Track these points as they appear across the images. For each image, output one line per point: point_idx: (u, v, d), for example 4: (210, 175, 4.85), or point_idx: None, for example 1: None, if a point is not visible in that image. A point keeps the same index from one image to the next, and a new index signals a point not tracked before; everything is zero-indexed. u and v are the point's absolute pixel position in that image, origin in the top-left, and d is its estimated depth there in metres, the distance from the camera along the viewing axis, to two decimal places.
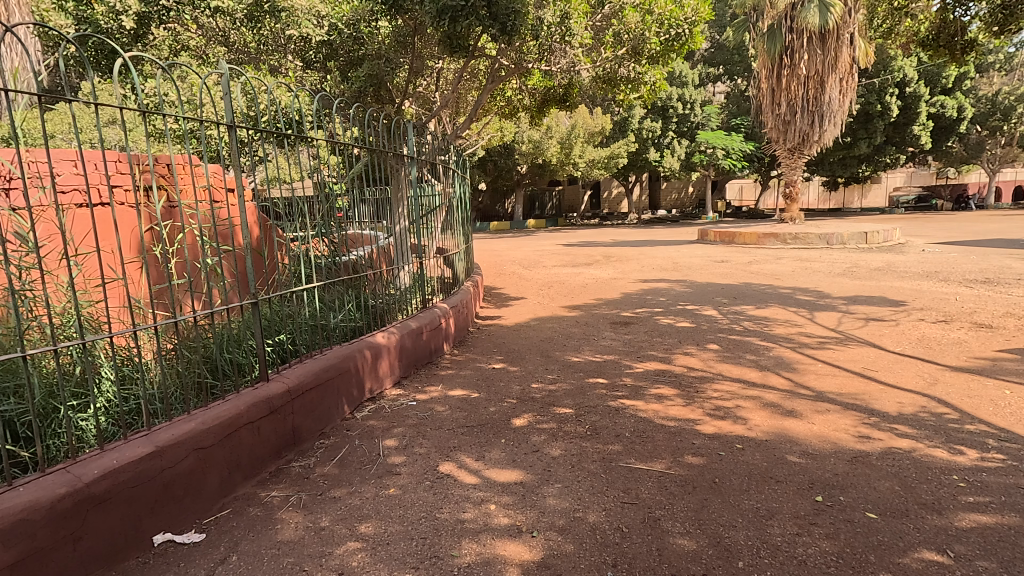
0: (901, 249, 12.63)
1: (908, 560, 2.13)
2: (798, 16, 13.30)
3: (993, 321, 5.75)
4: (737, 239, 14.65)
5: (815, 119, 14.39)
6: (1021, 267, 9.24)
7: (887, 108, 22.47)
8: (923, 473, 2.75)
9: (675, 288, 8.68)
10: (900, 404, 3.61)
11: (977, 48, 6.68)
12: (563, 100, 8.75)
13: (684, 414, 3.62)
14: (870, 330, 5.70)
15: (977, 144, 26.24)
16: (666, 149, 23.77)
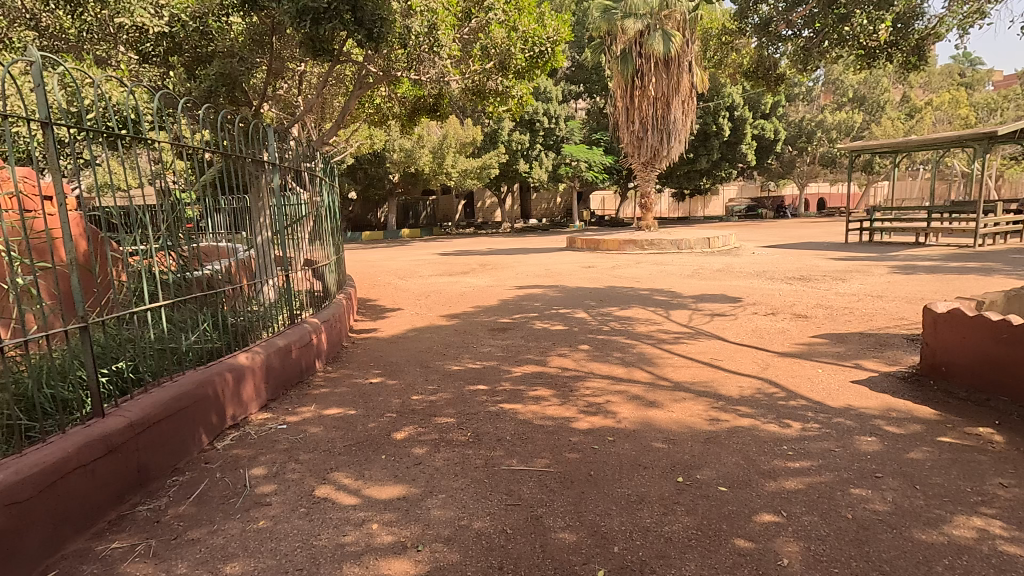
0: (737, 252, 14.41)
1: (753, 524, 2.43)
2: (645, 43, 14.71)
3: (807, 312, 6.79)
4: (602, 245, 15.71)
5: (664, 136, 15.94)
6: (826, 265, 11.04)
7: (720, 129, 25.72)
8: (760, 446, 3.16)
9: (548, 293, 9.06)
10: (741, 388, 4.12)
11: (785, 82, 7.89)
12: (434, 110, 8.75)
13: (560, 413, 3.80)
14: (715, 324, 6.43)
15: (789, 162, 30.81)
16: (534, 161, 24.77)
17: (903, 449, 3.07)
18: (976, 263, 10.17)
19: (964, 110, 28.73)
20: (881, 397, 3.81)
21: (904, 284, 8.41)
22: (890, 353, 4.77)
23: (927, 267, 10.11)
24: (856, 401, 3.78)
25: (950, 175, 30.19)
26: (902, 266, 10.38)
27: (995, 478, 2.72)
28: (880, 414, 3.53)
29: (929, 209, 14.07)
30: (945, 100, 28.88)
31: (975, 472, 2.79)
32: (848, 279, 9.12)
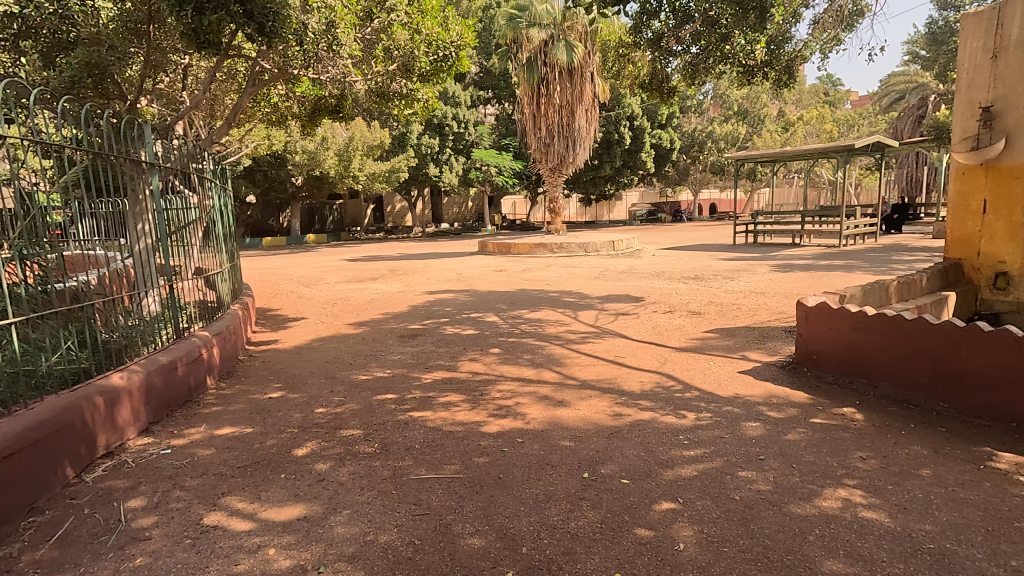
0: (639, 254, 15.19)
1: (653, 512, 2.55)
2: (549, 53, 15.16)
3: (701, 309, 7.30)
4: (512, 249, 15.94)
5: (569, 143, 16.50)
6: (717, 266, 11.93)
7: (622, 137, 27.06)
8: (659, 437, 3.34)
9: (459, 298, 9.03)
10: (641, 383, 4.34)
11: (676, 94, 8.43)
12: (336, 111, 8.44)
13: (470, 417, 3.78)
14: (619, 323, 6.72)
15: (684, 170, 33.02)
16: (444, 165, 24.63)
17: (782, 431, 3.37)
18: (840, 261, 11.45)
19: (828, 126, 32.34)
20: (764, 385, 4.16)
21: (782, 281, 9.28)
22: (771, 345, 5.24)
23: (801, 265, 11.24)
24: (742, 389, 4.10)
25: (818, 183, 33.81)
26: (781, 265, 11.46)
27: (856, 452, 3.06)
28: (763, 401, 3.85)
29: (802, 214, 15.65)
30: (813, 116, 32.33)
31: (840, 448, 3.12)
32: (736, 278, 9.91)
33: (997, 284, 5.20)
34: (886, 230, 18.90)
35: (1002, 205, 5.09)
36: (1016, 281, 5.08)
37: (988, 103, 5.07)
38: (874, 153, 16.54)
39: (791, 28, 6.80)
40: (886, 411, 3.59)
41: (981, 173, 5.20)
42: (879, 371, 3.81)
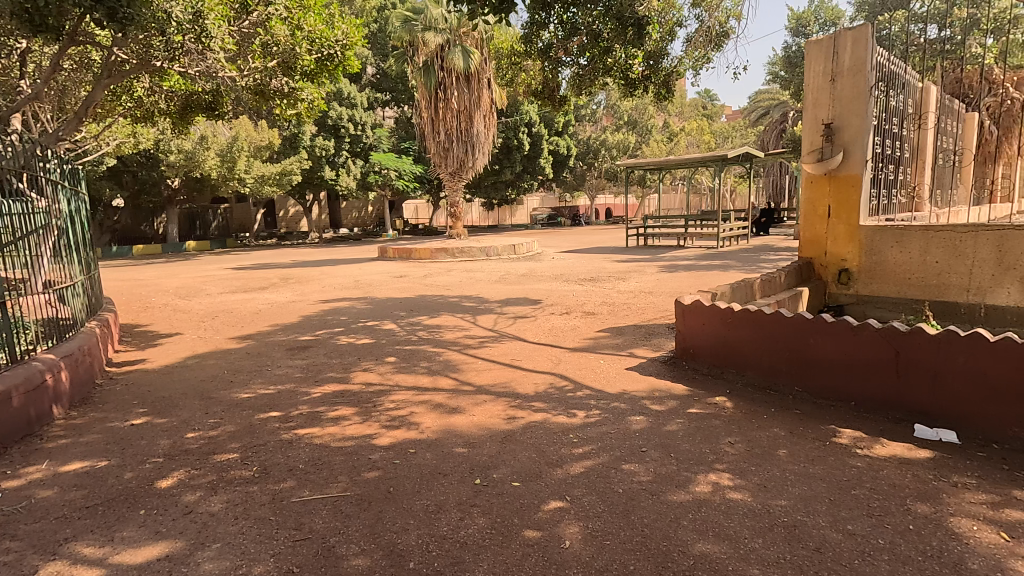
0: (539, 257, 15.57)
1: (541, 513, 2.59)
2: (446, 57, 15.11)
3: (595, 310, 7.60)
4: (413, 254, 15.68)
5: (468, 148, 16.56)
6: (610, 267, 12.52)
7: (521, 143, 27.66)
8: (550, 438, 3.41)
9: (356, 306, 8.71)
10: (536, 385, 4.42)
11: (566, 103, 8.74)
12: (211, 108, 7.82)
13: (361, 431, 3.64)
14: (517, 326, 6.82)
15: (581, 176, 34.39)
16: (341, 168, 23.70)
17: (663, 423, 3.58)
18: (717, 261, 12.48)
19: (706, 137, 35.25)
20: (648, 380, 4.41)
21: (668, 281, 9.93)
22: (655, 341, 5.57)
23: (685, 266, 12.09)
24: (628, 386, 4.31)
25: (700, 189, 36.71)
26: (667, 266, 12.27)
27: (726, 438, 3.32)
28: (647, 395, 4.07)
29: (685, 218, 16.88)
30: (693, 128, 35.09)
31: (713, 435, 3.37)
32: (627, 279, 10.47)
33: (840, 280, 5.88)
34: (756, 232, 20.92)
35: (842, 210, 5.80)
36: (856, 277, 5.78)
37: (829, 120, 5.77)
38: (744, 163, 18.25)
39: (666, 46, 7.31)
40: (751, 398, 3.94)
41: (825, 182, 5.89)
42: (746, 362, 4.16)
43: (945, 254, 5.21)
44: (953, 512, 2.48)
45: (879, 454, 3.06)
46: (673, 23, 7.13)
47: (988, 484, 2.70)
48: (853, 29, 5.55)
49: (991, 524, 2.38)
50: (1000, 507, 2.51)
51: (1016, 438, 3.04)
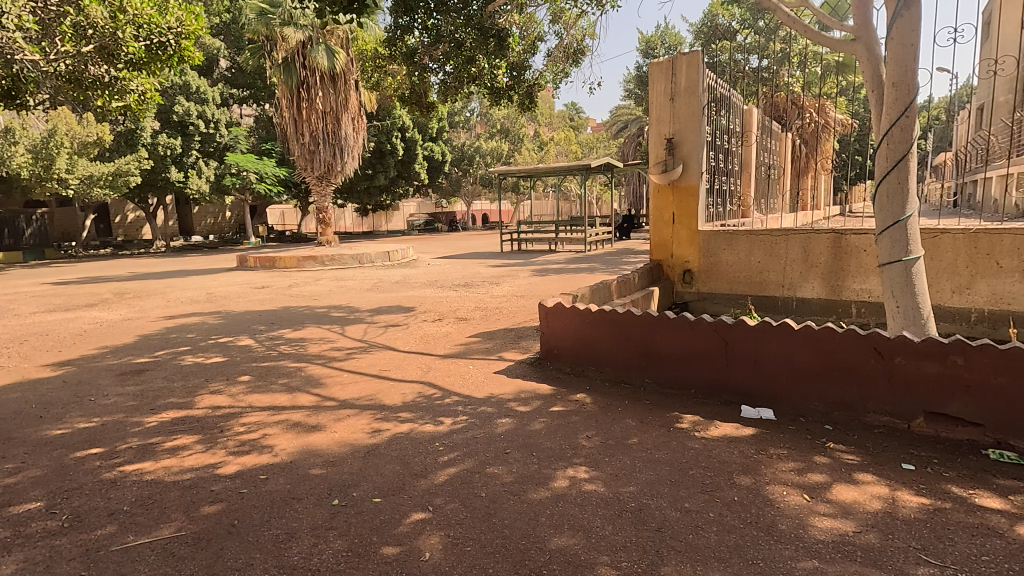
0: (414, 264, 15.32)
1: (402, 527, 2.52)
2: (308, 56, 14.28)
3: (468, 315, 7.65)
4: (277, 263, 14.63)
5: (336, 151, 15.84)
6: (485, 272, 12.69)
7: (394, 148, 27.09)
8: (415, 448, 3.34)
9: (207, 321, 7.90)
10: (403, 395, 4.32)
11: (433, 109, 8.68)
12: (8, 97, 6.62)
13: (204, 460, 3.28)
14: (387, 336, 6.63)
15: (456, 182, 34.54)
16: (190, 169, 21.43)
17: (527, 423, 3.67)
18: (584, 265, 13.19)
19: (574, 147, 37.33)
20: (515, 382, 4.51)
21: (538, 284, 10.29)
22: (524, 344, 5.73)
23: (555, 269, 12.64)
24: (496, 389, 4.37)
25: (569, 196, 38.70)
26: (539, 270, 12.74)
27: (584, 433, 3.49)
28: (513, 397, 4.16)
29: (556, 224, 17.66)
30: (562, 138, 36.90)
31: (572, 431, 3.52)
32: (500, 283, 10.68)
33: (684, 280, 6.54)
34: (620, 237, 22.51)
35: (684, 217, 6.43)
36: (697, 277, 6.45)
37: (671, 136, 6.37)
38: (607, 172, 19.55)
39: (528, 59, 7.60)
40: (608, 392, 4.20)
41: (669, 191, 6.49)
42: (603, 359, 4.43)
43: (764, 254, 5.97)
44: (769, 481, 2.83)
45: (713, 435, 3.41)
46: (535, 37, 7.47)
47: (796, 453, 3.13)
48: (687, 55, 6.17)
49: (797, 487, 2.76)
50: (804, 472, 2.91)
51: (816, 411, 3.57)
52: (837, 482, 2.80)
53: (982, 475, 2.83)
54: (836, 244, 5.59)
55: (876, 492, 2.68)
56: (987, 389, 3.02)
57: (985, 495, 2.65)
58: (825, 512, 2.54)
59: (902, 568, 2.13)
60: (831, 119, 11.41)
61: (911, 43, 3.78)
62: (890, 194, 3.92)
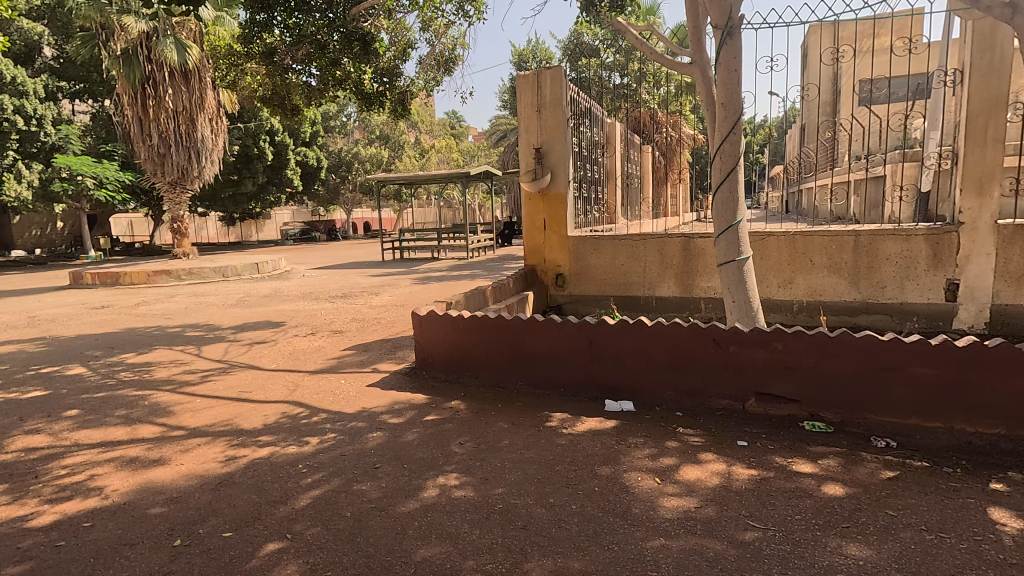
0: (286, 276, 14.39)
1: (255, 561, 2.33)
2: (154, 49, 12.88)
3: (343, 327, 7.33)
4: (122, 279, 12.96)
5: (192, 154, 14.46)
6: (364, 282, 12.25)
7: (262, 152, 25.26)
8: (275, 473, 3.12)
9: (26, 349, 6.76)
10: (265, 416, 4.02)
11: (299, 113, 8.23)
12: None
13: (9, 513, 2.79)
14: (251, 354, 6.14)
15: (334, 189, 33.09)
16: (6, 173, 18.30)
17: (399, 435, 3.59)
18: (467, 271, 13.26)
19: (455, 155, 37.50)
20: (389, 394, 4.39)
21: (419, 293, 10.16)
22: (401, 354, 5.61)
23: (436, 277, 12.56)
24: (369, 403, 4.23)
25: (453, 204, 38.76)
26: (420, 278, 12.58)
27: (456, 440, 3.49)
28: (386, 410, 4.05)
29: (438, 232, 17.55)
30: (443, 145, 36.86)
31: (445, 439, 3.50)
32: (380, 293, 10.39)
33: (557, 283, 6.82)
34: (503, 243, 22.98)
35: (555, 224, 6.72)
36: (569, 280, 6.76)
37: (539, 145, 6.63)
38: (487, 181, 19.84)
39: (399, 65, 7.51)
40: (482, 397, 4.24)
41: (540, 199, 6.74)
42: (478, 364, 4.47)
43: (627, 258, 6.42)
44: (627, 469, 3.03)
45: (579, 430, 3.58)
46: (405, 43, 7.41)
47: (651, 440, 3.38)
48: (551, 69, 6.46)
49: (650, 472, 2.98)
50: (657, 457, 3.16)
51: (670, 399, 3.89)
52: (685, 463, 3.07)
53: (799, 445, 3.26)
54: (686, 247, 6.15)
55: (716, 469, 2.98)
56: (803, 369, 3.49)
57: (800, 461, 3.05)
58: (674, 492, 2.76)
59: (733, 534, 2.38)
60: (684, 134, 12.58)
61: (735, 69, 4.29)
62: (724, 201, 4.40)
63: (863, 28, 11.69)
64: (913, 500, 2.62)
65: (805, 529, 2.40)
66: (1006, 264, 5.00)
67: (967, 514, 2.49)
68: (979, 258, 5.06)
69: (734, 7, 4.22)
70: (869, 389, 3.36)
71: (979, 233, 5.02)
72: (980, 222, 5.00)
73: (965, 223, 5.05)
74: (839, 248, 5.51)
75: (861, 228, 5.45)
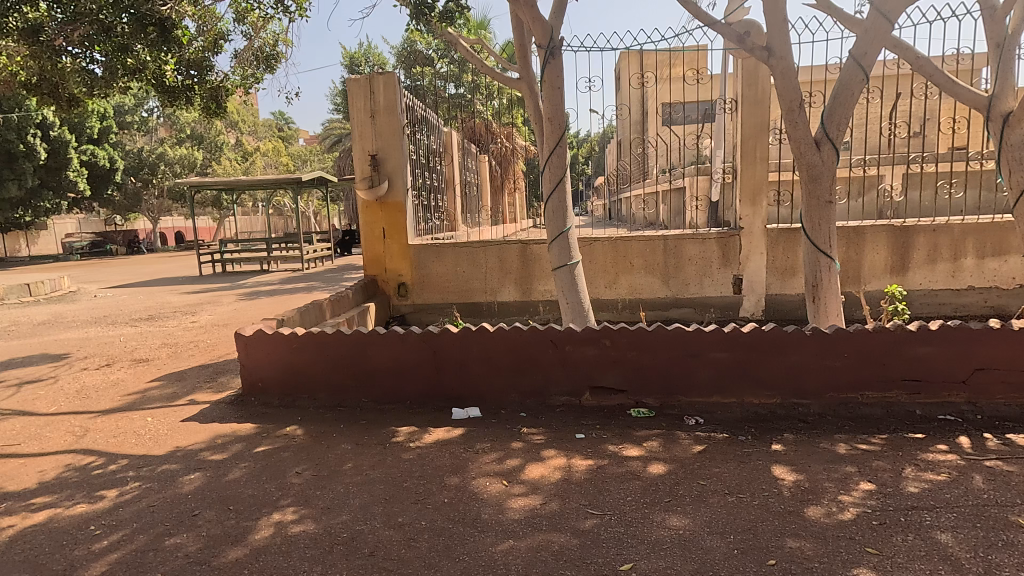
0: (71, 298, 12.04)
1: None
2: None
3: (149, 355, 6.33)
4: None
5: None
6: (175, 301, 10.73)
7: (31, 150, 20.82)
8: (56, 541, 2.55)
9: None
10: (40, 473, 3.28)
11: (80, 106, 6.93)
12: None
13: None
14: (20, 396, 4.99)
15: (134, 194, 28.63)
16: None
17: (224, 473, 3.18)
18: (302, 284, 12.35)
19: (283, 159, 34.86)
20: (210, 427, 3.88)
21: (245, 310, 9.20)
22: (223, 381, 5.00)
23: (266, 291, 11.50)
24: (184, 440, 3.69)
25: (283, 211, 35.86)
26: (247, 293, 11.41)
27: (293, 469, 3.20)
28: (207, 446, 3.57)
29: (266, 242, 16.06)
30: (270, 148, 34.03)
31: (279, 470, 3.19)
32: (197, 312, 9.19)
33: (399, 293, 6.67)
34: (340, 252, 21.85)
35: (394, 232, 6.56)
36: (411, 289, 6.65)
37: (374, 152, 6.42)
38: (320, 187, 18.76)
39: (210, 57, 6.72)
40: (321, 419, 3.95)
41: (377, 207, 6.53)
42: (314, 384, 4.17)
43: (468, 265, 6.51)
44: (475, 476, 3.05)
45: (426, 442, 3.51)
46: (216, 34, 6.65)
47: (497, 444, 3.45)
48: (384, 74, 6.29)
49: (497, 476, 3.03)
50: (503, 460, 3.23)
51: (513, 401, 4.01)
52: (529, 462, 3.19)
53: (627, 431, 3.58)
54: (524, 253, 6.43)
55: (557, 464, 3.14)
56: (627, 361, 3.84)
57: (629, 446, 3.35)
58: (520, 492, 2.84)
59: (575, 525, 2.52)
60: (518, 146, 13.17)
61: (558, 86, 4.58)
62: (555, 210, 4.69)
63: (662, 57, 13.35)
64: (718, 468, 3.03)
65: (635, 509, 2.63)
66: (774, 260, 6.09)
67: (757, 474, 2.95)
68: (756, 256, 6.07)
69: (554, 29, 4.54)
70: (680, 374, 3.82)
71: (754, 235, 6.03)
72: (754, 226, 6.01)
73: (745, 227, 6.02)
74: (652, 250, 6.21)
75: (668, 232, 6.20)
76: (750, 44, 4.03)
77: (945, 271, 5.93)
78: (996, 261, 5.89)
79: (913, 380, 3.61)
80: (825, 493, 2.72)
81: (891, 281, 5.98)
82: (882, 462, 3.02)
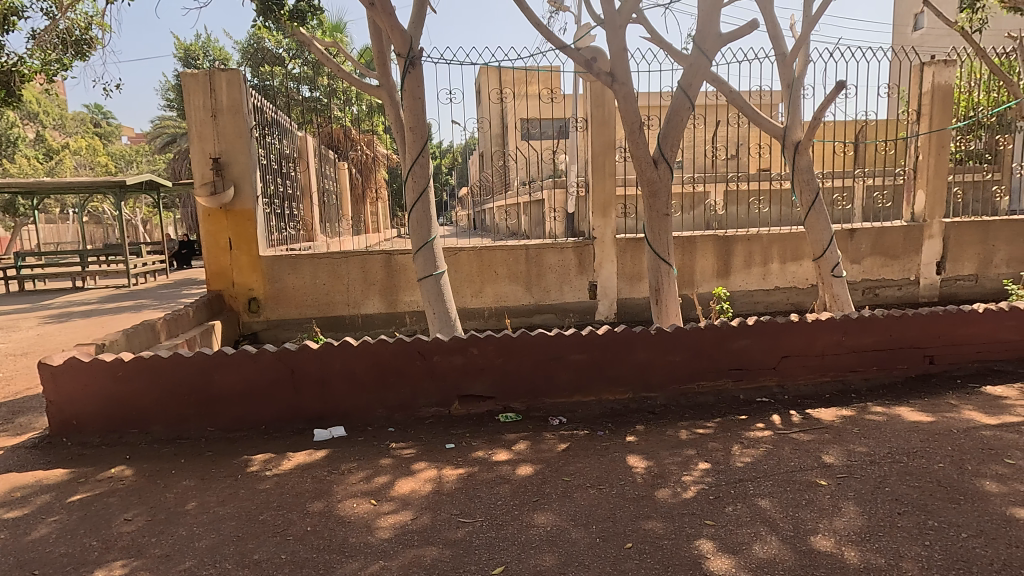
0: None
1: None
2: None
3: None
4: None
5: None
6: None
7: None
8: None
9: None
10: None
11: None
12: None
13: None
14: None
15: None
16: None
17: (25, 532, 2.65)
18: (128, 303, 10.76)
19: (100, 159, 30.20)
20: (4, 478, 3.21)
21: (51, 335, 7.78)
22: (21, 421, 4.16)
23: (80, 312, 9.84)
24: None
25: (102, 219, 31.03)
26: (54, 315, 9.68)
27: (120, 517, 2.77)
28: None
29: (80, 255, 13.75)
30: (83, 146, 29.28)
31: (101, 520, 2.74)
32: None
33: (250, 309, 6.15)
34: (177, 266, 19.42)
35: (242, 242, 6.02)
36: (263, 304, 6.15)
37: (215, 155, 5.85)
38: (151, 193, 16.58)
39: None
40: (156, 455, 3.48)
41: (221, 215, 5.95)
42: (146, 416, 3.65)
43: (328, 276, 6.19)
44: (341, 498, 2.89)
45: (284, 469, 3.26)
46: (6, 8, 5.62)
47: (364, 462, 3.31)
48: (226, 72, 5.74)
49: (365, 496, 2.91)
50: (371, 478, 3.11)
51: (380, 416, 3.89)
52: (398, 478, 3.10)
53: (496, 436, 3.66)
54: (388, 264, 6.27)
55: (427, 477, 3.10)
56: (494, 368, 3.92)
57: (498, 451, 3.43)
58: (389, 510, 2.76)
59: (446, 536, 2.51)
60: (380, 155, 12.85)
61: (419, 96, 4.56)
62: (419, 219, 4.65)
63: (520, 76, 13.95)
64: (580, 464, 3.22)
65: (506, 512, 2.70)
66: (623, 266, 6.65)
67: (614, 465, 3.19)
68: (608, 264, 6.58)
69: (413, 39, 4.52)
70: (544, 377, 3.99)
71: (607, 245, 6.53)
72: (606, 235, 6.51)
73: (598, 237, 6.50)
74: (515, 259, 6.44)
75: (530, 242, 6.48)
76: (596, 69, 4.39)
77: (757, 275, 6.94)
78: (794, 265, 7.03)
79: (737, 369, 4.17)
80: (671, 476, 3.02)
81: (717, 284, 6.85)
82: (715, 443, 3.44)
